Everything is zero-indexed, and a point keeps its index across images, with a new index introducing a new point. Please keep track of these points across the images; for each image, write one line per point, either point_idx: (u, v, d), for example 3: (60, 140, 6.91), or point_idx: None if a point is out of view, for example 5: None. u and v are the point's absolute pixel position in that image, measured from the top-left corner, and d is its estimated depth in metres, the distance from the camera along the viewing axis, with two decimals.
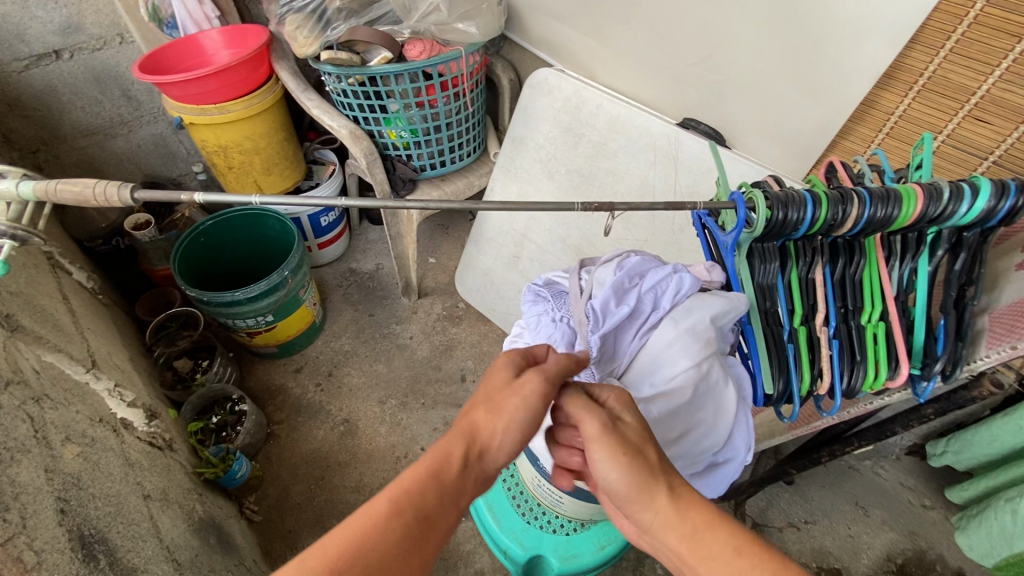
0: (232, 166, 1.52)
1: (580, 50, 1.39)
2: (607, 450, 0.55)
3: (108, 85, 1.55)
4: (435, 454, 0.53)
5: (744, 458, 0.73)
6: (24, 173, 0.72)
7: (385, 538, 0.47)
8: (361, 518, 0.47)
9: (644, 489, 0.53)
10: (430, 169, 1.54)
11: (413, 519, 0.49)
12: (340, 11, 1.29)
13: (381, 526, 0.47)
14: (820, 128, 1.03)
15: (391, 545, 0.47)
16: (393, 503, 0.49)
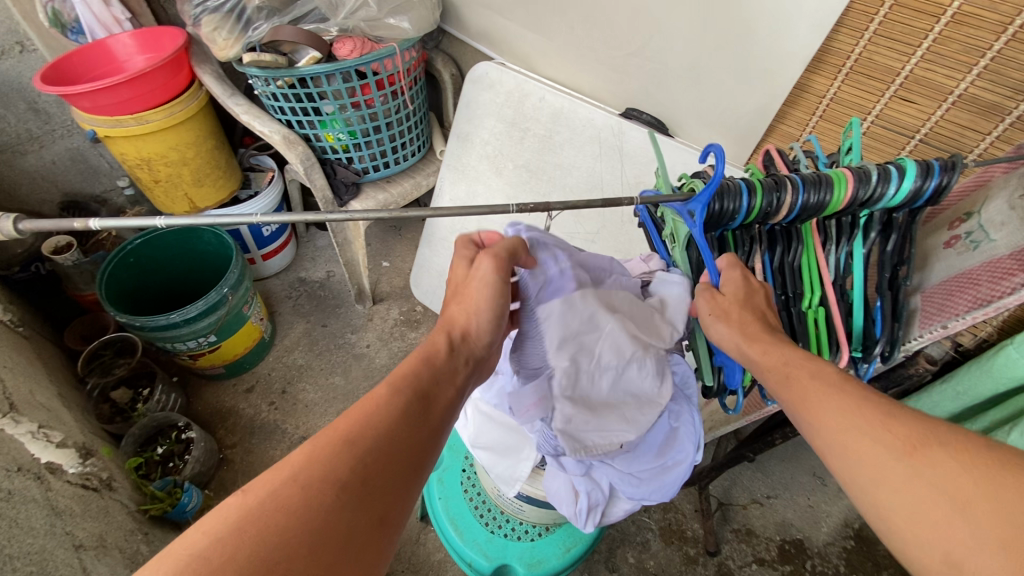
0: (159, 180, 1.42)
1: (517, 42, 1.36)
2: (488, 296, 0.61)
3: (12, 98, 1.43)
4: (423, 346, 0.56)
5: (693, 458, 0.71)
6: None
7: (390, 409, 0.48)
8: (369, 396, 0.48)
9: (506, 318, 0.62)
10: (373, 172, 1.48)
11: (413, 396, 0.50)
12: (260, 10, 1.22)
13: (385, 401, 0.48)
14: (757, 113, 1.04)
15: (395, 418, 0.47)
16: (393, 384, 0.50)
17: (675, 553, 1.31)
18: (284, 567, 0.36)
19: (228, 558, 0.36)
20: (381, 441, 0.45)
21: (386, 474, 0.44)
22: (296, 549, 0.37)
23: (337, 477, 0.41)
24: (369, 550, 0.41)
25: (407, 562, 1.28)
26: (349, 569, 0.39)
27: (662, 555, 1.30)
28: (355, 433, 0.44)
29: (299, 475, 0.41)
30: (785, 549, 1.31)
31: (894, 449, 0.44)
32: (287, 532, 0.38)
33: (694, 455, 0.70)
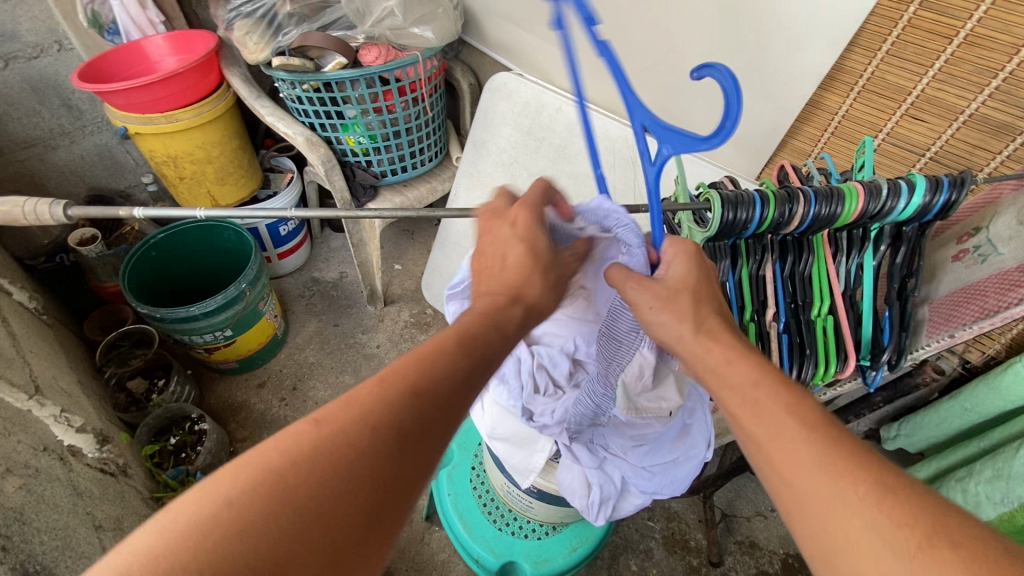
0: (183, 177, 1.47)
1: (536, 54, 1.40)
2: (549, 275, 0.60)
3: (47, 94, 1.48)
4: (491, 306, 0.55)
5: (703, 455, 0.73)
6: None
7: (447, 371, 0.45)
8: (429, 352, 0.46)
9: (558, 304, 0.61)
10: (391, 175, 1.51)
11: (478, 358, 0.49)
12: (291, 16, 1.27)
13: (444, 359, 0.46)
14: (769, 128, 1.06)
15: (460, 377, 0.46)
16: (460, 339, 0.49)
17: (678, 562, 1.31)
18: (345, 513, 0.37)
19: (297, 487, 0.36)
20: (447, 399, 0.44)
21: (432, 436, 0.42)
22: (333, 508, 0.36)
23: (403, 427, 0.41)
24: (394, 520, 0.40)
25: (411, 560, 1.29)
26: (377, 530, 0.38)
27: (665, 563, 1.30)
28: (422, 384, 0.43)
29: (369, 417, 0.40)
30: (788, 563, 1.31)
31: (899, 548, 0.36)
32: (354, 475, 0.38)
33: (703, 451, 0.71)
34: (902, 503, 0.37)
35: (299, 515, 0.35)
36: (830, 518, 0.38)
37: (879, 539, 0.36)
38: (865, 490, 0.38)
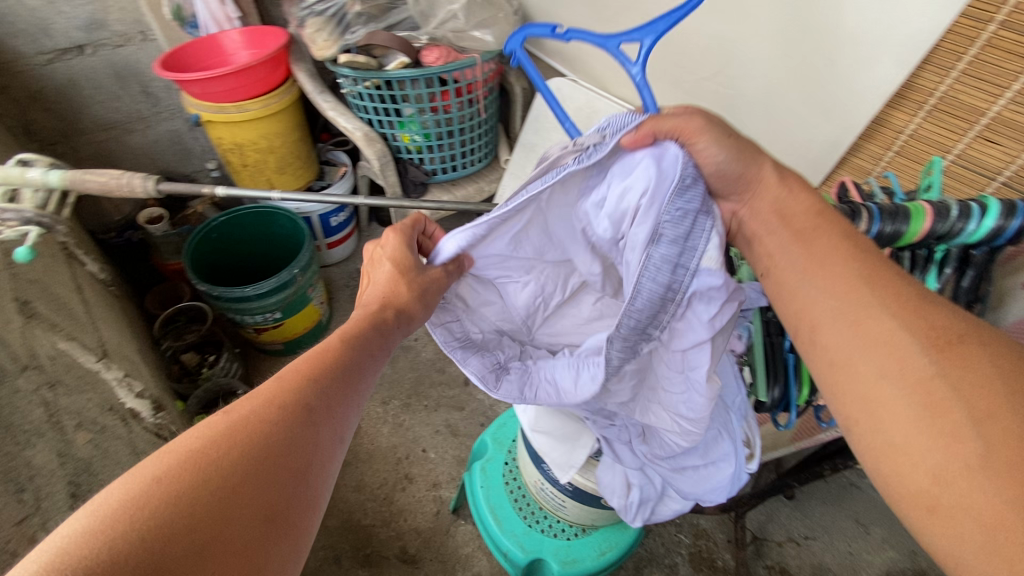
0: (246, 164, 1.54)
1: (592, 61, 1.41)
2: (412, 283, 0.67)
3: (129, 81, 1.58)
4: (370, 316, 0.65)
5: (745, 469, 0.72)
6: (54, 163, 0.73)
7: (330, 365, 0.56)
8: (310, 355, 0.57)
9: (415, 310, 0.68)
10: (441, 174, 1.55)
11: (362, 352, 0.61)
12: (360, 15, 1.32)
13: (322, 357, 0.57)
14: (830, 144, 1.04)
15: (343, 365, 0.57)
16: (342, 339, 0.60)
17: None
18: (269, 470, 0.45)
19: (220, 457, 0.43)
20: (333, 382, 0.55)
21: (324, 411, 0.52)
22: (258, 469, 0.44)
23: (297, 406, 0.50)
24: (314, 479, 0.48)
25: (436, 551, 1.31)
26: (300, 490, 0.46)
27: None
28: (312, 373, 0.54)
29: (273, 400, 0.49)
30: None
31: (926, 345, 0.44)
32: (268, 442, 0.46)
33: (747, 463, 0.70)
34: (936, 319, 0.45)
35: (228, 478, 0.42)
36: (866, 325, 0.46)
37: (911, 339, 0.44)
38: (903, 310, 0.46)
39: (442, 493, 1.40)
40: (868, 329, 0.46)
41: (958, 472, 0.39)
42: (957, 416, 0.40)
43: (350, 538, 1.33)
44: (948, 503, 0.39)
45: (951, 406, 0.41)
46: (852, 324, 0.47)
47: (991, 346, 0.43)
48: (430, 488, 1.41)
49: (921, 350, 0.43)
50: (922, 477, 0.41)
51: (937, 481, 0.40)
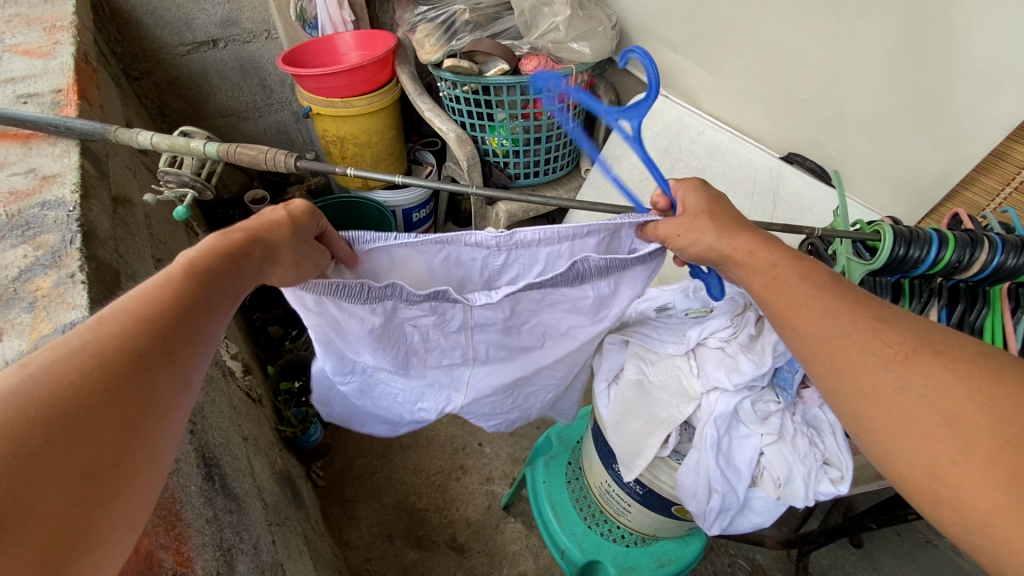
0: (345, 156, 1.66)
1: (686, 78, 1.41)
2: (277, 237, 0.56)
3: (250, 74, 1.75)
4: (238, 242, 0.53)
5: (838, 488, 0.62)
6: (208, 136, 0.83)
7: (180, 296, 0.46)
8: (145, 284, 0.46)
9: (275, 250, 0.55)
10: (523, 178, 1.59)
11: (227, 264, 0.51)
12: (467, 24, 1.41)
13: (183, 286, 0.46)
14: (939, 175, 1.00)
15: (206, 278, 0.48)
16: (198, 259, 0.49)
17: None
18: (90, 432, 0.36)
19: (23, 427, 0.34)
20: (190, 294, 0.46)
21: (176, 342, 0.43)
22: (75, 441, 0.36)
23: (136, 337, 0.41)
24: (156, 442, 0.40)
25: (484, 544, 1.34)
26: (140, 445, 0.39)
27: None
28: (155, 307, 0.44)
29: (96, 351, 0.39)
30: None
31: (886, 359, 0.44)
32: (95, 398, 0.37)
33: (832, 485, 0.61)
34: (892, 331, 0.46)
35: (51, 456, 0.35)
36: (835, 351, 0.47)
37: (875, 352, 0.45)
38: (860, 325, 0.47)
39: (495, 488, 1.43)
40: (837, 352, 0.47)
41: (947, 467, 0.39)
42: (932, 418, 0.41)
43: (404, 519, 1.38)
44: (951, 495, 0.39)
45: (920, 406, 0.42)
46: (825, 354, 0.47)
47: (947, 352, 0.43)
48: (484, 482, 1.44)
49: (883, 362, 0.44)
50: (919, 475, 0.41)
51: (934, 479, 0.40)
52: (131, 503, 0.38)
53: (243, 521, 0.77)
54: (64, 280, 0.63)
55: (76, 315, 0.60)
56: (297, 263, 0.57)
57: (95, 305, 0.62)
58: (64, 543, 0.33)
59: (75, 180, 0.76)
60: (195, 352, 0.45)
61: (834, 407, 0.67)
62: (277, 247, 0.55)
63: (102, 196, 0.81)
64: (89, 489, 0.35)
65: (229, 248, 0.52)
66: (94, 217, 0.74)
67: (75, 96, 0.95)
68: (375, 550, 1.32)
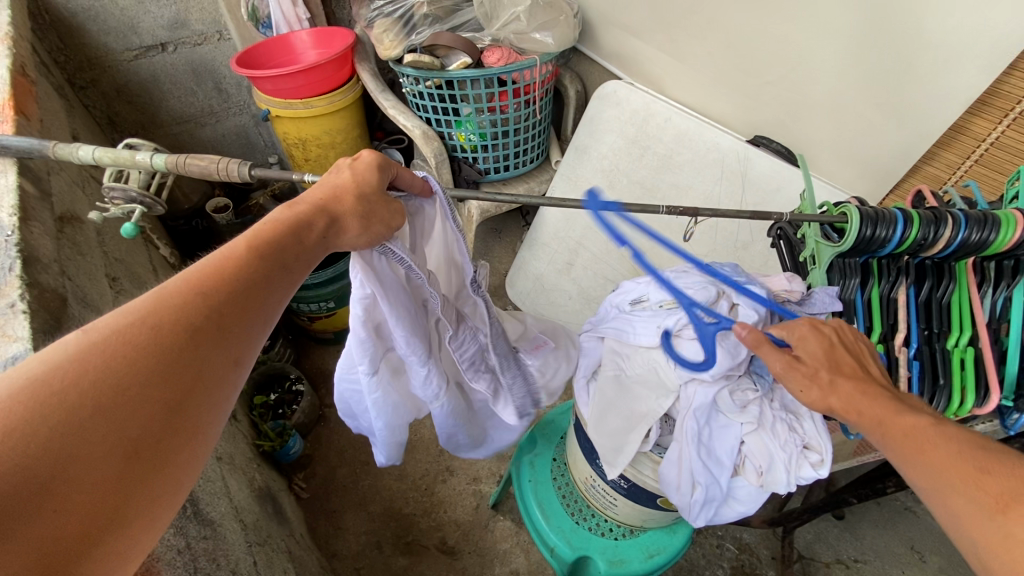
0: (309, 158, 1.61)
1: (650, 65, 1.40)
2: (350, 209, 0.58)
3: (204, 78, 1.68)
4: (301, 215, 0.56)
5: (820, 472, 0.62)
6: (155, 148, 0.78)
7: (239, 274, 0.48)
8: (211, 258, 0.48)
9: (335, 225, 0.57)
10: (493, 173, 1.56)
11: (282, 245, 0.53)
12: (426, 17, 1.38)
13: (242, 260, 0.49)
14: (901, 152, 1.01)
15: (260, 261, 0.50)
16: (258, 237, 0.52)
17: None
18: (136, 405, 0.39)
19: (77, 393, 0.37)
20: (246, 275, 0.49)
21: (228, 323, 0.46)
22: (123, 412, 0.38)
23: (193, 314, 0.44)
24: (197, 426, 0.43)
25: (474, 544, 1.33)
26: (182, 423, 0.42)
27: None
28: (214, 285, 0.46)
29: (155, 323, 0.42)
30: None
31: (984, 508, 0.42)
32: (147, 371, 0.40)
33: (812, 428, 0.63)
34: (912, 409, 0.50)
35: (97, 425, 0.37)
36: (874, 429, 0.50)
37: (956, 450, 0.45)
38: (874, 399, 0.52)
39: (483, 487, 1.42)
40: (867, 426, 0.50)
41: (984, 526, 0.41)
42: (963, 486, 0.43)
43: (392, 526, 1.36)
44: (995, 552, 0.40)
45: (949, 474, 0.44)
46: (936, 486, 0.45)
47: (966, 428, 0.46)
48: (470, 482, 1.43)
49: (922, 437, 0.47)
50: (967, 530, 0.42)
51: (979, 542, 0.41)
52: (168, 479, 0.40)
53: (220, 546, 0.74)
54: (5, 311, 0.59)
55: (19, 348, 0.56)
56: (365, 228, 0.59)
57: (39, 336, 0.58)
58: (100, 516, 0.36)
59: (12, 202, 0.71)
60: (248, 333, 0.48)
61: None
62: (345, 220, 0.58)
63: (44, 217, 0.76)
64: (130, 463, 0.38)
65: (291, 220, 0.54)
66: (35, 240, 0.70)
67: (11, 112, 0.89)
68: (363, 559, 1.30)
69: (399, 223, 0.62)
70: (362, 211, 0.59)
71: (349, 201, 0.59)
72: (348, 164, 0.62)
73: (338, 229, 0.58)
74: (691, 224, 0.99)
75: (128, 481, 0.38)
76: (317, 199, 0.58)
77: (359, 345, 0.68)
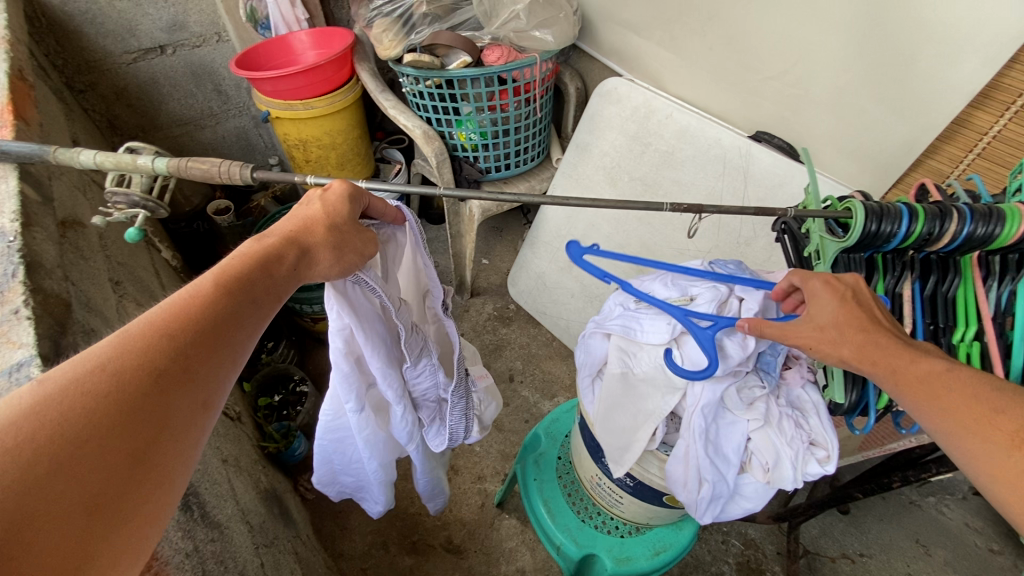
0: (309, 159, 1.60)
1: (651, 61, 1.39)
2: (320, 245, 0.63)
3: (203, 80, 1.68)
4: (266, 253, 0.58)
5: (826, 468, 0.62)
6: (156, 151, 0.78)
7: (204, 315, 0.49)
8: (175, 300, 0.50)
9: (300, 264, 0.61)
10: (494, 172, 1.56)
11: (244, 286, 0.54)
12: (425, 16, 1.38)
13: (208, 300, 0.51)
14: (903, 146, 1.01)
15: (225, 303, 0.52)
16: (220, 280, 0.53)
17: None
18: (100, 454, 0.39)
19: (39, 445, 0.37)
20: (211, 317, 0.50)
21: (195, 365, 0.47)
22: (89, 461, 0.38)
23: (158, 359, 0.45)
24: (165, 471, 0.43)
25: (480, 543, 1.33)
26: (149, 470, 0.41)
27: None
28: (179, 329, 0.47)
29: (121, 369, 0.43)
30: None
31: (1001, 445, 0.46)
32: (112, 420, 0.40)
33: (819, 426, 0.64)
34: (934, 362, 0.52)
35: (61, 477, 0.37)
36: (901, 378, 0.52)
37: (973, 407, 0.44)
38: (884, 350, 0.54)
39: (487, 486, 1.42)
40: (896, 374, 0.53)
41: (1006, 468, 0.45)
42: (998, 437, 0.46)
43: (397, 525, 1.36)
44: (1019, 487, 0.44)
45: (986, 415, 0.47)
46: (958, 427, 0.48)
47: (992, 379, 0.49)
48: (475, 481, 1.43)
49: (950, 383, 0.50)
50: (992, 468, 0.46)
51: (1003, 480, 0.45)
52: (136, 531, 0.40)
53: (227, 548, 0.75)
54: (9, 317, 0.59)
55: (23, 354, 0.56)
56: (337, 260, 0.64)
57: (44, 342, 0.58)
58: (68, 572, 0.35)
59: (14, 208, 0.71)
60: (216, 374, 0.49)
61: (817, 386, 0.68)
62: (317, 254, 0.62)
63: (47, 223, 0.76)
64: (95, 514, 0.37)
65: (259, 257, 0.57)
66: (38, 246, 0.70)
67: (12, 117, 0.89)
68: (369, 559, 1.30)
69: (370, 252, 0.68)
70: (330, 246, 0.63)
71: (317, 235, 0.63)
72: (316, 198, 0.66)
73: (309, 265, 0.62)
74: (695, 221, 0.99)
75: (96, 533, 0.37)
76: (283, 237, 0.61)
77: (342, 379, 0.74)
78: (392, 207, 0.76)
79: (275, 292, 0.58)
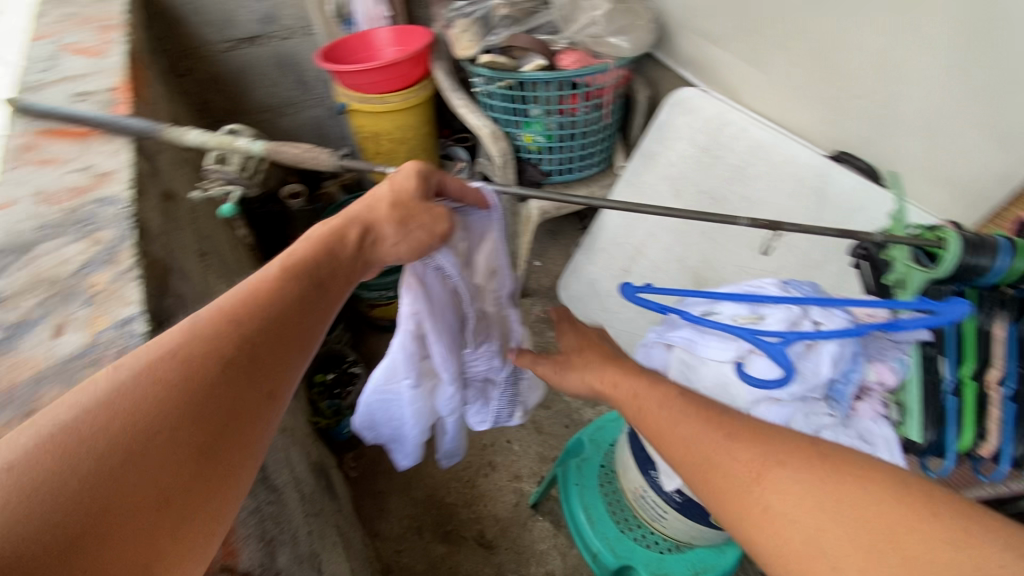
0: (380, 152, 1.67)
1: (728, 73, 1.36)
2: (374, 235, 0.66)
3: (289, 71, 1.78)
4: (323, 245, 0.62)
5: None
6: (253, 134, 0.84)
7: (266, 304, 0.54)
8: (241, 291, 0.54)
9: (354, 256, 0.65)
10: (557, 175, 1.57)
11: (305, 277, 0.59)
12: (504, 19, 1.41)
13: (270, 290, 0.55)
14: (1002, 176, 0.94)
15: (286, 292, 0.56)
16: (283, 271, 0.58)
17: None
18: (174, 426, 0.43)
19: (123, 419, 0.42)
20: (274, 304, 0.54)
21: (259, 347, 0.51)
22: (164, 433, 0.43)
23: (224, 341, 0.49)
24: (234, 443, 0.47)
25: (512, 541, 1.34)
26: (218, 441, 0.45)
27: None
28: (244, 315, 0.52)
29: (190, 352, 0.47)
30: None
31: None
32: (184, 397, 0.45)
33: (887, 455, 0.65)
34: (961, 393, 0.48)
35: (140, 446, 0.41)
36: None
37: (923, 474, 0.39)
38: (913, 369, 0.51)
39: (524, 486, 1.43)
40: None
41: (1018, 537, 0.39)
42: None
43: (432, 513, 1.39)
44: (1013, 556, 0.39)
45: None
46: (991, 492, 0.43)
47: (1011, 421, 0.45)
48: (512, 479, 1.44)
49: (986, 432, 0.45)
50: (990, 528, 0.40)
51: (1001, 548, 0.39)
52: (210, 494, 0.44)
53: (283, 511, 0.79)
54: (120, 276, 0.65)
55: (131, 310, 0.61)
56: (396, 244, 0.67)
57: (148, 301, 0.64)
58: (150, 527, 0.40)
59: (128, 177, 0.78)
60: (278, 353, 0.53)
61: (890, 420, 0.68)
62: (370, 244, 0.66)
63: (153, 193, 0.83)
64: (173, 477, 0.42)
65: (319, 250, 0.62)
66: (146, 213, 0.76)
67: (127, 95, 0.98)
68: (404, 542, 1.34)
69: (438, 229, 0.69)
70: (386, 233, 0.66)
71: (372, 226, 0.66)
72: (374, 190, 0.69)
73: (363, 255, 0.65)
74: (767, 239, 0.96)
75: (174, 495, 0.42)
76: (346, 219, 0.66)
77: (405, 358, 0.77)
78: (472, 189, 0.75)
79: (331, 281, 0.61)
